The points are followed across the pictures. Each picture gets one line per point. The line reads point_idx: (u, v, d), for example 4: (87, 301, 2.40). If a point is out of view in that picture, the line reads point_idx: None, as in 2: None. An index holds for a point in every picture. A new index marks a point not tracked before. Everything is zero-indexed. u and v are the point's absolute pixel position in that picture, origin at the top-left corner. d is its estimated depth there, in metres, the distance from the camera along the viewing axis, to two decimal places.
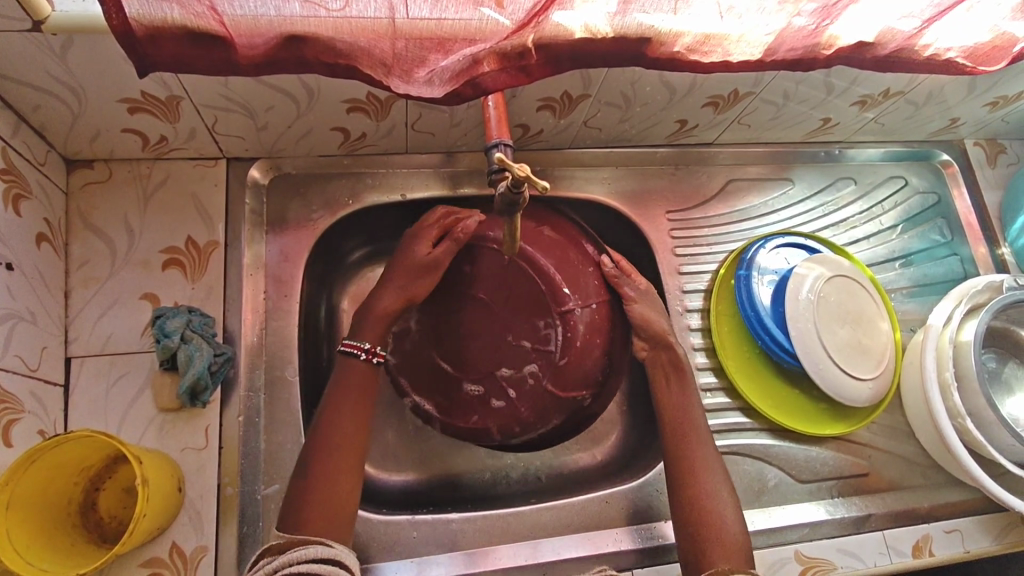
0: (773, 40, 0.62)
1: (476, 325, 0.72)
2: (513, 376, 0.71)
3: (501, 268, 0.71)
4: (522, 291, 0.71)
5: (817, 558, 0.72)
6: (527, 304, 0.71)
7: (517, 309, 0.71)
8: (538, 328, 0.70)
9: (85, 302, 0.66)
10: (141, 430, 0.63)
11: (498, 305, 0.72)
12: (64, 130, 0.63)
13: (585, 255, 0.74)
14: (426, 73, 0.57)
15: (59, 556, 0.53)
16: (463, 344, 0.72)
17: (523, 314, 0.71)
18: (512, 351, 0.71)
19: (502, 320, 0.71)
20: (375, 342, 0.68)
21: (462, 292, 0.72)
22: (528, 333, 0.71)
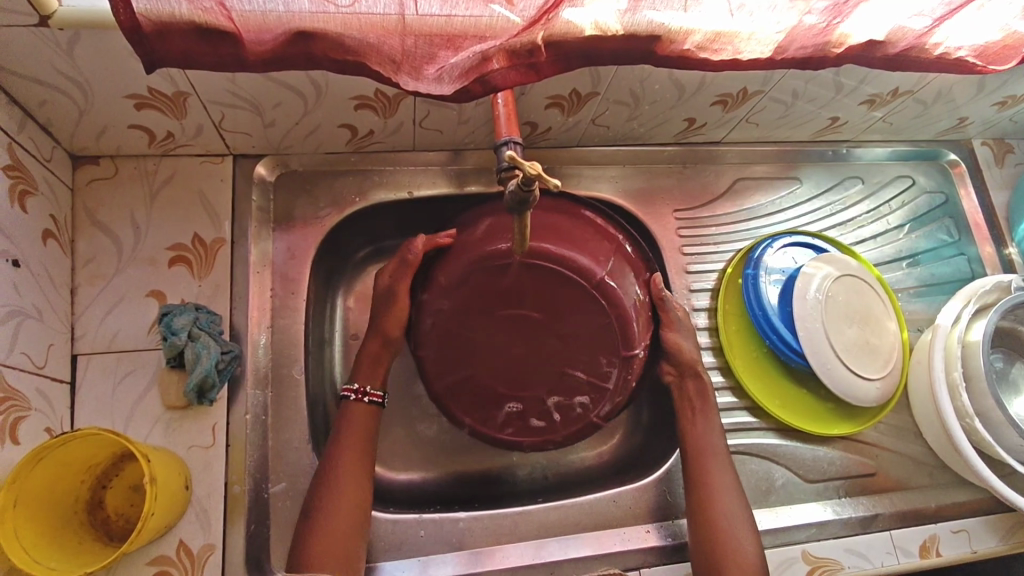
0: (784, 38, 0.61)
1: (522, 346, 0.68)
2: (560, 401, 0.71)
3: (563, 298, 0.67)
4: (583, 322, 0.68)
5: (825, 558, 0.71)
6: (586, 334, 0.68)
7: (575, 339, 0.68)
8: (595, 362, 0.69)
9: (92, 300, 0.66)
10: (147, 428, 0.63)
11: (553, 333, 0.68)
12: (70, 126, 0.63)
13: (633, 276, 0.72)
14: (435, 71, 0.57)
15: (67, 554, 0.53)
16: (507, 366, 0.69)
17: (582, 349, 0.69)
18: (563, 379, 0.70)
19: (555, 347, 0.68)
20: (364, 382, 0.69)
21: (520, 314, 0.67)
22: (584, 366, 0.69)
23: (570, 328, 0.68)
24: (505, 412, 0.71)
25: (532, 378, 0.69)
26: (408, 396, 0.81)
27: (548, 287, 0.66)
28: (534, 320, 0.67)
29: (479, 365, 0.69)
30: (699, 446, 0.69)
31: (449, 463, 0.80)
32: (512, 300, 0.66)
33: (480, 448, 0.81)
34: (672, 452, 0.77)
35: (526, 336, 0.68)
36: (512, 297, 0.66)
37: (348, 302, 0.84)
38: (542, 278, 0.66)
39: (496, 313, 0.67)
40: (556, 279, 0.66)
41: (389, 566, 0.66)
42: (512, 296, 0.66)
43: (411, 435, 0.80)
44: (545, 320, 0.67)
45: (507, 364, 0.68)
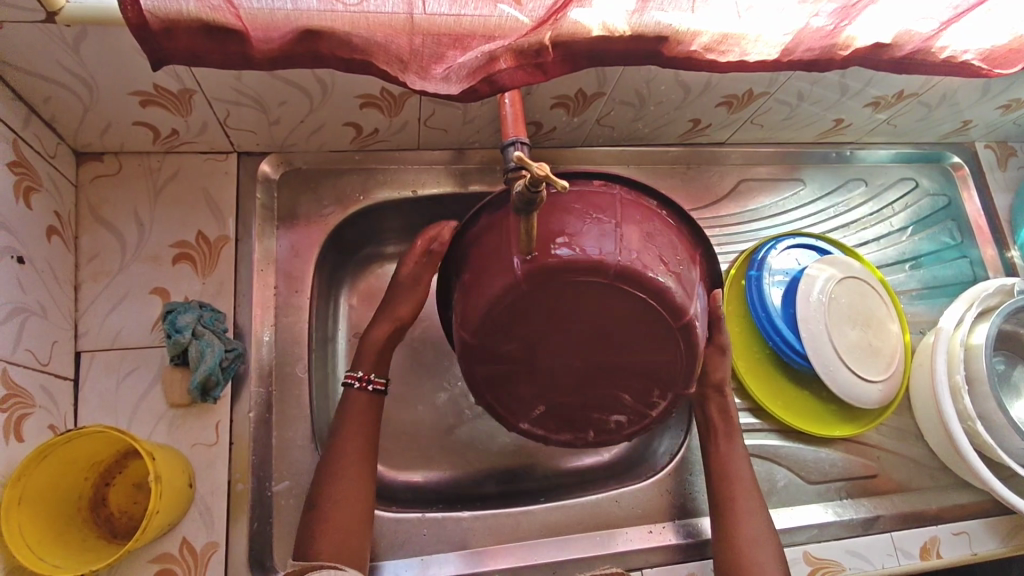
0: (791, 40, 0.61)
1: (566, 362, 0.58)
2: (600, 414, 0.64)
3: (630, 322, 0.55)
4: (644, 349, 0.58)
5: (826, 559, 0.72)
6: (643, 360, 0.59)
7: (628, 363, 0.59)
8: (646, 390, 0.61)
9: (95, 296, 0.65)
10: (151, 425, 0.63)
11: (605, 355, 0.58)
12: (75, 122, 0.62)
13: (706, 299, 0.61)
14: (443, 70, 0.57)
15: (72, 552, 0.53)
16: (545, 376, 0.60)
17: (635, 377, 0.60)
18: (607, 399, 0.62)
19: (603, 367, 0.59)
20: (370, 369, 0.68)
21: (575, 325, 0.56)
22: (632, 392, 0.62)
23: (627, 352, 0.58)
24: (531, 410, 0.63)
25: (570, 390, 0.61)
26: (411, 395, 0.81)
27: (630, 315, 0.54)
28: (588, 340, 0.57)
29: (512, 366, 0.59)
30: (725, 472, 0.69)
31: (452, 463, 0.80)
32: (567, 314, 0.54)
33: (483, 446, 0.81)
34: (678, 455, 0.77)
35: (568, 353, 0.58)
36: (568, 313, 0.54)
37: (351, 301, 0.84)
38: (610, 300, 0.53)
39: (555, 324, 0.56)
40: (630, 301, 0.54)
41: (394, 564, 0.67)
42: (568, 314, 0.55)
43: (414, 435, 0.80)
44: (600, 340, 0.57)
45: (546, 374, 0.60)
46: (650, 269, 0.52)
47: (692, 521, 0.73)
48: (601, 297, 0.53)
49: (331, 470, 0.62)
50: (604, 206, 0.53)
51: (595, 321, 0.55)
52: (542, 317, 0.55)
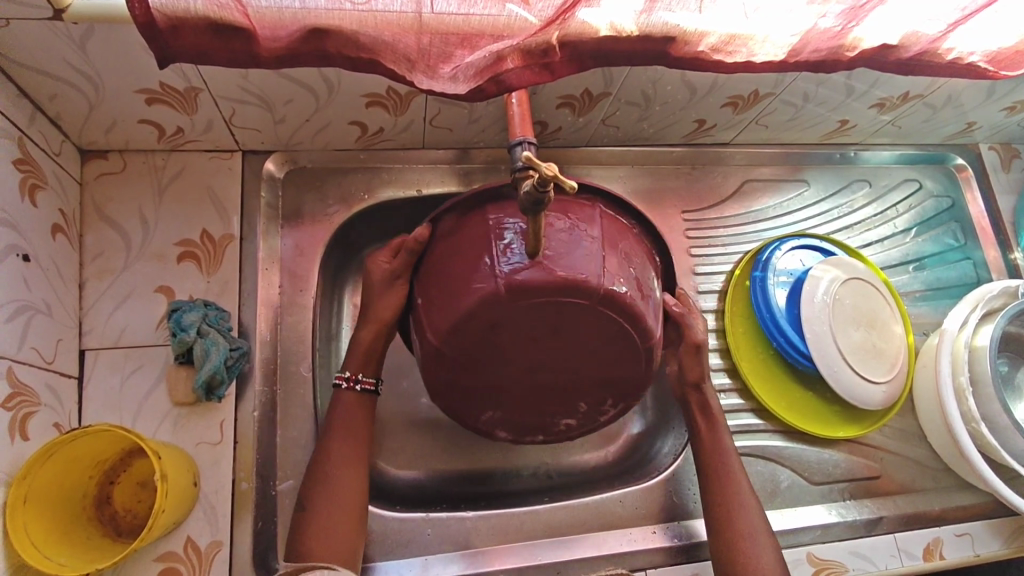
0: (798, 41, 0.61)
1: (527, 374, 0.58)
2: (559, 418, 0.65)
3: (602, 341, 0.56)
4: (608, 365, 0.59)
5: (829, 560, 0.72)
6: (604, 374, 0.60)
7: (588, 377, 0.60)
8: (610, 396, 0.63)
9: (100, 295, 0.65)
10: (155, 424, 0.63)
11: (568, 369, 0.59)
12: (80, 120, 0.62)
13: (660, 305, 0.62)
14: (450, 69, 0.57)
15: (77, 550, 0.53)
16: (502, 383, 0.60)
17: (598, 385, 0.61)
18: (567, 404, 0.63)
19: (563, 378, 0.60)
20: (358, 369, 0.66)
21: (542, 343, 0.56)
22: (593, 397, 0.63)
23: (590, 366, 0.59)
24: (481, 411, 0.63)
25: (526, 397, 0.61)
26: (415, 394, 0.81)
27: (598, 336, 0.55)
28: (555, 355, 0.57)
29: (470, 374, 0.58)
30: (718, 468, 0.68)
31: (455, 463, 0.79)
32: (540, 329, 0.54)
33: (487, 446, 0.81)
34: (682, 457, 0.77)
35: (529, 365, 0.58)
36: (543, 330, 0.54)
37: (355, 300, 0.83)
38: (584, 322, 0.54)
39: (524, 342, 0.55)
40: (605, 325, 0.55)
41: (398, 564, 0.67)
42: (540, 331, 0.55)
43: (417, 434, 0.79)
44: (566, 356, 0.57)
45: (505, 383, 0.60)
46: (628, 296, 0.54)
47: (694, 521, 0.73)
48: (577, 318, 0.54)
49: (336, 471, 0.62)
50: (589, 227, 0.53)
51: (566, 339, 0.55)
52: (515, 331, 0.54)
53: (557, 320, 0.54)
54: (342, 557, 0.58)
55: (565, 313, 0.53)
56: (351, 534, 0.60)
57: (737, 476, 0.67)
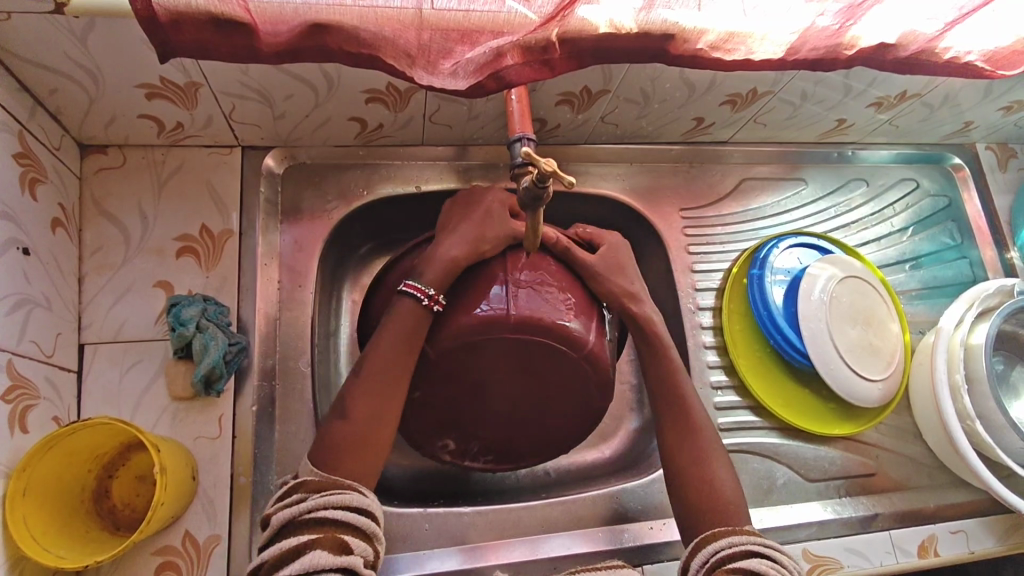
0: (797, 39, 0.62)
1: (486, 394, 0.63)
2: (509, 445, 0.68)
3: (563, 376, 0.63)
4: (565, 399, 0.65)
5: (825, 557, 0.72)
6: (560, 406, 0.66)
7: (542, 409, 0.65)
8: (574, 425, 0.68)
9: (99, 289, 0.65)
10: (154, 419, 0.63)
11: (527, 398, 0.64)
12: (80, 114, 0.62)
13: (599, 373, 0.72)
14: (451, 65, 0.57)
15: (75, 543, 0.53)
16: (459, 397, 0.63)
17: (563, 413, 0.66)
18: (523, 432, 0.67)
19: (516, 405, 0.65)
20: (439, 287, 0.60)
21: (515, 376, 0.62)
22: (555, 424, 0.67)
23: (547, 398, 0.64)
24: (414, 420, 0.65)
25: (480, 417, 0.65)
26: None
27: (560, 404, 0.65)
28: (519, 380, 0.62)
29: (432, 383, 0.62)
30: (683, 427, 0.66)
31: None
32: (513, 360, 0.61)
33: None
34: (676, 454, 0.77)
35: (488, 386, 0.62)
36: (514, 361, 0.61)
37: (354, 296, 0.84)
38: (546, 364, 0.61)
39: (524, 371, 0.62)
40: (567, 368, 0.62)
41: (396, 559, 0.67)
42: (543, 371, 0.62)
43: None
44: (524, 388, 0.63)
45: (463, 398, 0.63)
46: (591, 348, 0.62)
47: None
48: (545, 357, 0.61)
49: None
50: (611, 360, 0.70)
51: (531, 372, 0.62)
52: (491, 355, 0.60)
53: (528, 355, 0.60)
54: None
55: (538, 350, 0.60)
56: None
57: (711, 453, 0.65)
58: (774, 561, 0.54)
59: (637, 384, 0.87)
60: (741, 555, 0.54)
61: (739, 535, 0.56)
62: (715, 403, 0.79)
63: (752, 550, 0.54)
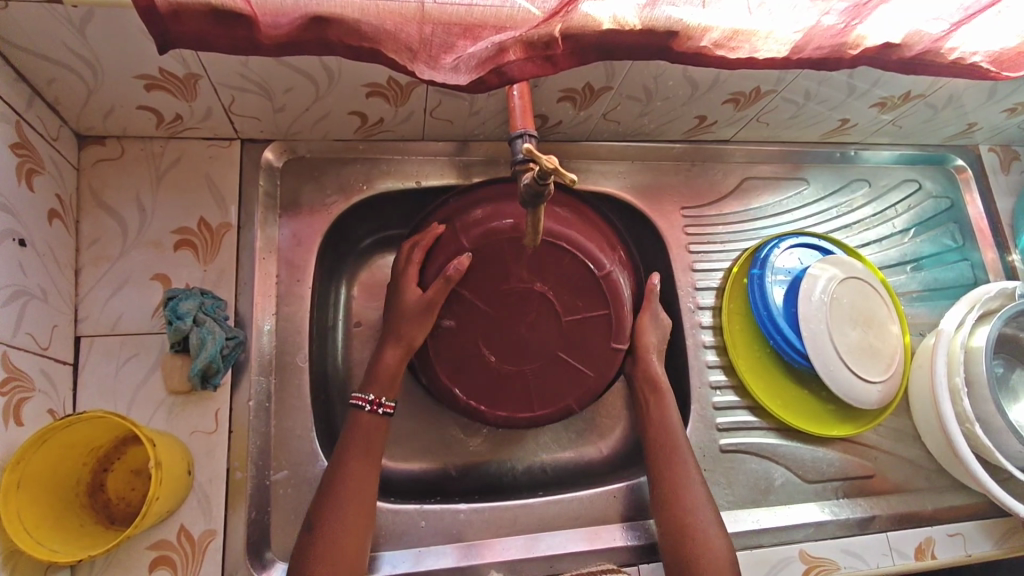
0: (801, 38, 0.61)
1: (511, 321, 0.67)
2: (490, 380, 0.69)
3: (596, 350, 0.70)
4: (567, 355, 0.69)
5: (821, 558, 0.71)
6: (558, 364, 0.69)
7: (539, 353, 0.69)
8: (558, 403, 0.71)
9: (96, 280, 0.65)
10: (150, 412, 0.63)
11: (542, 341, 0.68)
12: (77, 105, 0.62)
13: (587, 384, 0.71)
14: (452, 60, 0.56)
15: (70, 537, 0.53)
16: (470, 305, 0.67)
17: (560, 379, 0.70)
18: (512, 381, 0.69)
19: (512, 342, 0.68)
20: (381, 393, 0.67)
21: (534, 325, 0.68)
22: (540, 399, 0.70)
23: (554, 343, 0.69)
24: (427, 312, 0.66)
25: (480, 355, 0.68)
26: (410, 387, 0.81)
27: (553, 369, 0.69)
28: (555, 328, 0.68)
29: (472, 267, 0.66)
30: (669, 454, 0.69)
31: (448, 456, 0.79)
32: (558, 282, 0.67)
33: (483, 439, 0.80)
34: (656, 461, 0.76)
35: (500, 312, 0.67)
36: (562, 285, 0.67)
37: (352, 291, 0.83)
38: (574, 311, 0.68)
39: (558, 328, 0.68)
40: (595, 327, 0.69)
41: (393, 556, 0.66)
42: (569, 337, 0.69)
43: (413, 426, 0.79)
44: (540, 320, 0.67)
45: (477, 307, 0.67)
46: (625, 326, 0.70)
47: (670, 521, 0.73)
48: (591, 294, 0.68)
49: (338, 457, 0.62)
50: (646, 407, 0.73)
51: (562, 303, 0.67)
52: (546, 266, 0.66)
53: (573, 285, 0.67)
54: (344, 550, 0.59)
55: (589, 281, 0.68)
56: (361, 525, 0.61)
57: (691, 486, 0.66)
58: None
59: None
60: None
61: None
62: (713, 403, 0.78)
63: None
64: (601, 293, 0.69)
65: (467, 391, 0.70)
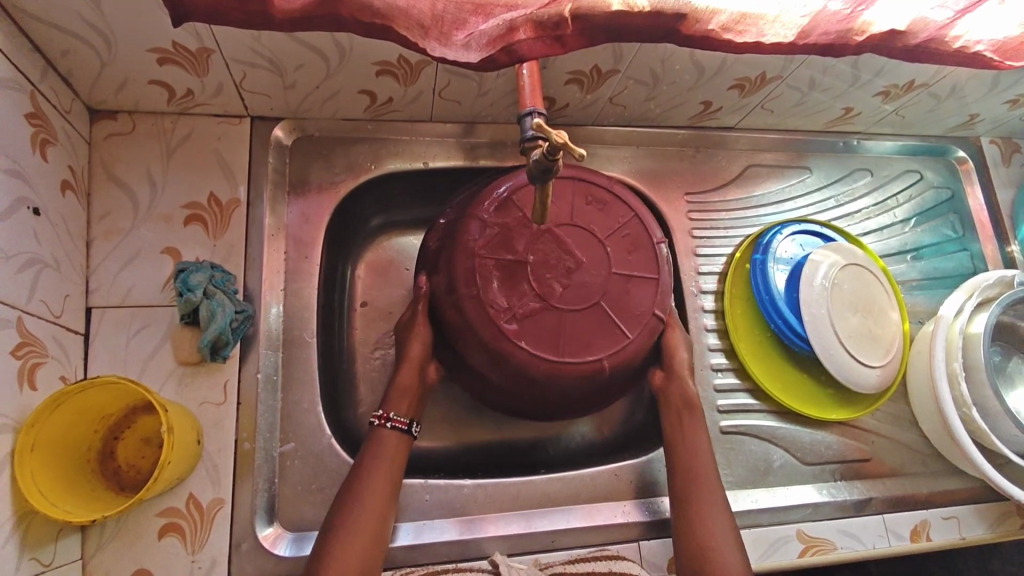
0: (808, 22, 0.62)
1: (559, 256, 0.65)
2: (520, 311, 0.63)
3: (638, 310, 0.66)
4: (608, 306, 0.65)
5: (818, 538, 0.73)
6: (598, 314, 0.64)
7: (579, 296, 0.64)
8: (587, 354, 0.63)
9: (107, 253, 0.66)
10: (160, 382, 0.64)
11: (585, 287, 0.65)
12: (90, 78, 0.62)
13: (621, 345, 0.65)
14: (464, 37, 0.57)
15: (82, 500, 0.54)
16: (524, 231, 0.65)
17: (597, 328, 0.64)
18: (543, 317, 0.63)
19: (556, 275, 0.64)
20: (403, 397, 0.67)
21: (581, 271, 0.65)
22: (569, 345, 0.63)
23: (598, 291, 0.65)
24: (482, 218, 0.65)
25: (518, 281, 0.63)
26: None
27: (587, 316, 0.64)
28: (602, 277, 0.65)
29: (535, 189, 0.67)
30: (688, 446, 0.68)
31: (451, 434, 0.80)
32: (614, 236, 0.67)
33: (486, 420, 0.81)
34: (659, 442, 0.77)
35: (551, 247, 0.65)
36: (617, 237, 0.67)
37: (358, 270, 0.84)
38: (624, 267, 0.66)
39: (603, 279, 0.65)
40: (642, 291, 0.67)
41: (398, 527, 0.67)
42: (611, 291, 0.65)
43: None
44: (589, 263, 0.65)
45: (532, 237, 0.65)
46: (667, 300, 0.68)
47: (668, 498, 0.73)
48: (644, 254, 0.68)
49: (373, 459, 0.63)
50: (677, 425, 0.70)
51: (615, 255, 0.67)
52: (609, 218, 0.68)
53: (630, 242, 0.68)
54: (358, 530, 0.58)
55: (645, 243, 0.68)
56: (377, 504, 0.60)
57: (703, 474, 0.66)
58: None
59: None
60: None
61: None
62: (714, 385, 0.80)
63: None
64: (653, 258, 0.68)
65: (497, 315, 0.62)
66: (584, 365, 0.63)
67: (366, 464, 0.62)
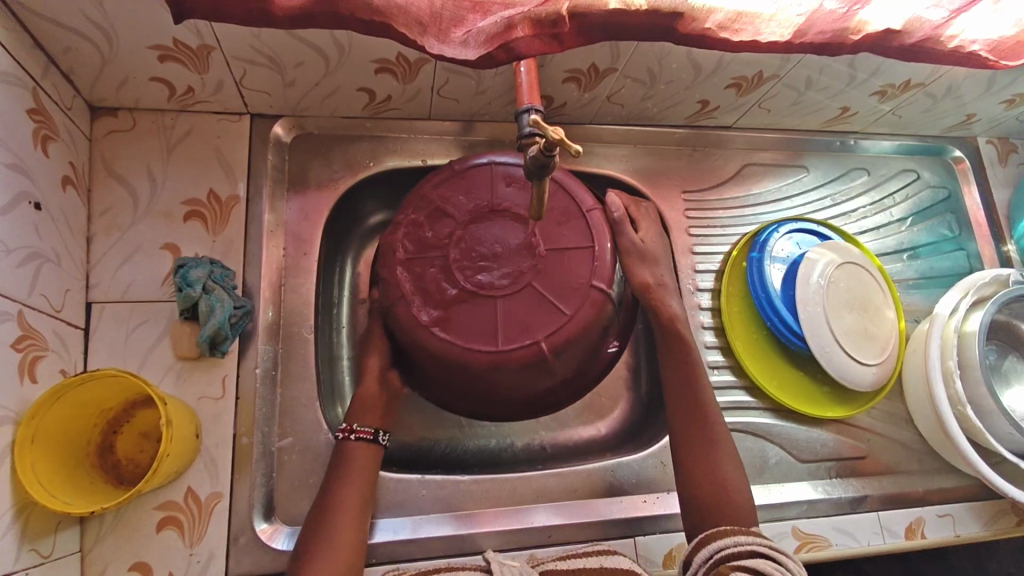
0: (804, 21, 0.62)
1: (487, 245, 0.65)
2: (451, 306, 0.63)
3: (573, 282, 0.65)
4: (540, 283, 0.64)
5: (813, 534, 0.73)
6: (530, 293, 0.64)
7: (509, 278, 0.64)
8: (525, 337, 0.63)
9: (107, 249, 0.66)
10: (159, 377, 0.64)
11: (513, 268, 0.64)
12: (92, 75, 0.63)
13: (562, 322, 0.63)
14: (462, 35, 0.58)
15: (81, 492, 0.54)
16: (449, 228, 0.66)
17: (532, 309, 0.63)
18: (475, 308, 0.63)
19: (484, 263, 0.64)
20: (379, 405, 0.68)
21: (511, 251, 0.65)
22: (504, 330, 0.63)
23: (529, 269, 0.64)
24: (406, 225, 0.67)
25: (445, 278, 0.64)
26: None
27: (521, 297, 0.63)
28: (531, 255, 0.65)
29: (459, 185, 0.69)
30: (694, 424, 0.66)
31: (449, 430, 0.80)
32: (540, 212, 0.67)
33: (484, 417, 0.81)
34: (656, 438, 0.77)
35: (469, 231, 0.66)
36: (542, 211, 0.67)
37: (357, 267, 0.84)
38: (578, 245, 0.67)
39: (534, 256, 0.65)
40: (576, 259, 0.65)
41: (396, 522, 0.68)
42: (543, 266, 0.65)
43: (416, 401, 0.80)
44: (517, 243, 0.65)
45: (455, 231, 0.66)
46: (608, 266, 0.66)
47: (665, 494, 0.74)
48: (575, 225, 0.67)
49: (360, 461, 0.63)
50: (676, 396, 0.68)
51: (544, 230, 0.66)
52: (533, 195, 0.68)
53: (559, 215, 0.67)
54: (341, 526, 0.58)
55: (573, 214, 0.68)
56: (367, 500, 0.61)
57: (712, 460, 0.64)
58: (785, 566, 0.54)
59: (643, 362, 0.87)
60: (749, 556, 0.54)
61: (742, 533, 0.57)
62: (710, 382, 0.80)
63: (755, 551, 0.55)
64: (585, 227, 0.67)
65: (427, 317, 0.64)
66: (524, 350, 0.63)
67: (332, 478, 0.62)
